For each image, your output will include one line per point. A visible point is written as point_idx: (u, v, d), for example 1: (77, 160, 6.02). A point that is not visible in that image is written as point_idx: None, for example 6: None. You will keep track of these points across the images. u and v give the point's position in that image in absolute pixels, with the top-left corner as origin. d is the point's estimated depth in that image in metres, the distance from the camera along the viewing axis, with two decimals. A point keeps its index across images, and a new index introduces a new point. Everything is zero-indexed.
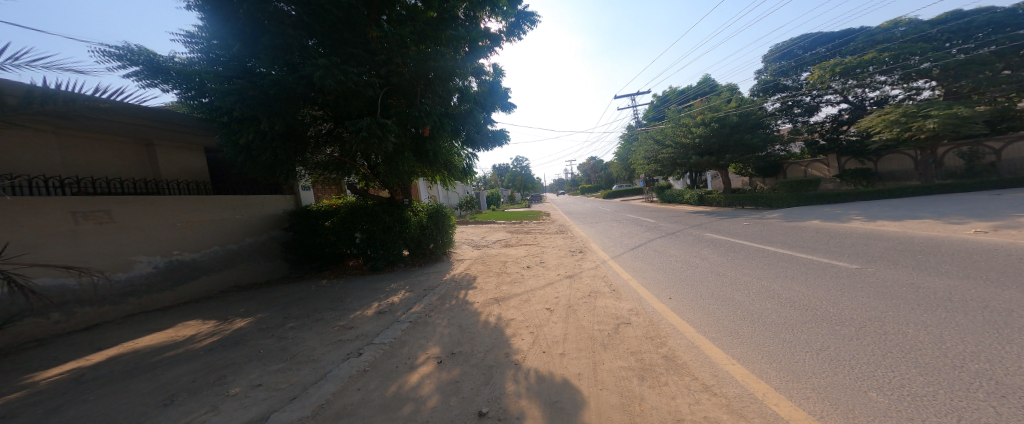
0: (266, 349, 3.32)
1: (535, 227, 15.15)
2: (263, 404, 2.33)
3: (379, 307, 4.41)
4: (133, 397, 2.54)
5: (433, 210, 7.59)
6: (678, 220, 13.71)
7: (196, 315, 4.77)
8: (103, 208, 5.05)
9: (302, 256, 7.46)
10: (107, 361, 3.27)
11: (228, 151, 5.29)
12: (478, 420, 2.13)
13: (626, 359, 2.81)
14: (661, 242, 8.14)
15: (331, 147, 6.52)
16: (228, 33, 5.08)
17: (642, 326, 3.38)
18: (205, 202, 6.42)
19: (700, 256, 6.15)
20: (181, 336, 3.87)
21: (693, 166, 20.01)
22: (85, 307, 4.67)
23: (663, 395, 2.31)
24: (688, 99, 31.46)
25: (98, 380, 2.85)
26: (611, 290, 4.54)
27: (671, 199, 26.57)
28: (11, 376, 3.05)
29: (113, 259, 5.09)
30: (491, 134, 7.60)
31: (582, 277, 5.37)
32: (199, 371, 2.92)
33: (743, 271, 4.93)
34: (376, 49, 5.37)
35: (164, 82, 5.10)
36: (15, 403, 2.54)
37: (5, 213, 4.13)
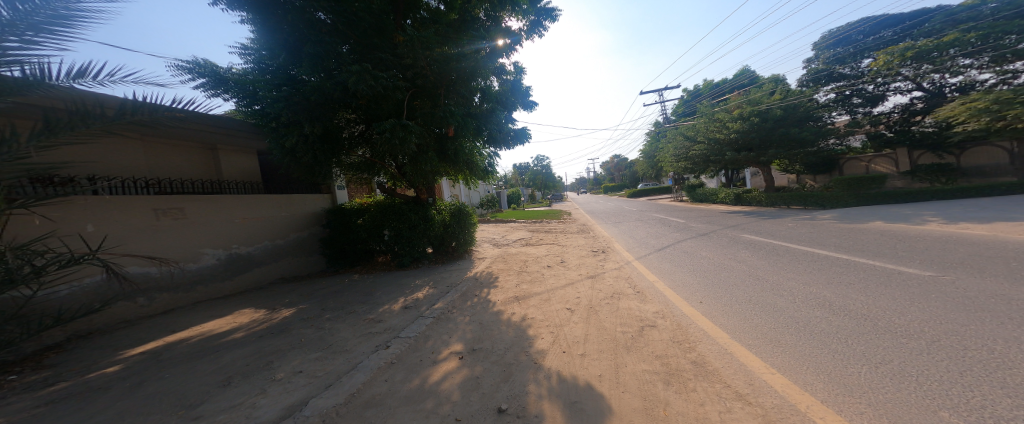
0: (306, 337, 3.61)
1: (557, 227, 14.96)
2: (302, 390, 2.55)
3: (405, 303, 4.62)
4: (198, 376, 2.89)
5: (456, 209, 7.81)
6: (712, 221, 12.86)
7: (248, 304, 5.32)
8: (177, 206, 5.80)
9: (338, 253, 8.00)
10: (178, 343, 3.74)
11: (276, 154, 5.88)
12: (499, 416, 2.19)
13: (651, 362, 2.69)
14: (690, 243, 7.67)
15: (363, 150, 6.95)
16: (275, 45, 5.69)
17: (669, 329, 3.20)
18: (258, 202, 7.14)
19: (736, 259, 5.73)
20: (237, 323, 4.33)
21: (729, 163, 19.44)
22: (163, 295, 5.39)
23: (688, 402, 2.19)
24: (726, 93, 29.68)
25: (170, 360, 3.27)
26: (635, 292, 4.36)
27: (701, 197, 25.40)
28: (107, 352, 3.60)
29: (185, 252, 5.82)
30: (513, 132, 7.70)
31: (603, 277, 5.23)
32: (251, 356, 3.25)
33: (787, 276, 4.50)
34: (403, 53, 5.71)
35: (225, 91, 5.81)
36: (109, 376, 3.00)
37: (104, 211, 4.87)
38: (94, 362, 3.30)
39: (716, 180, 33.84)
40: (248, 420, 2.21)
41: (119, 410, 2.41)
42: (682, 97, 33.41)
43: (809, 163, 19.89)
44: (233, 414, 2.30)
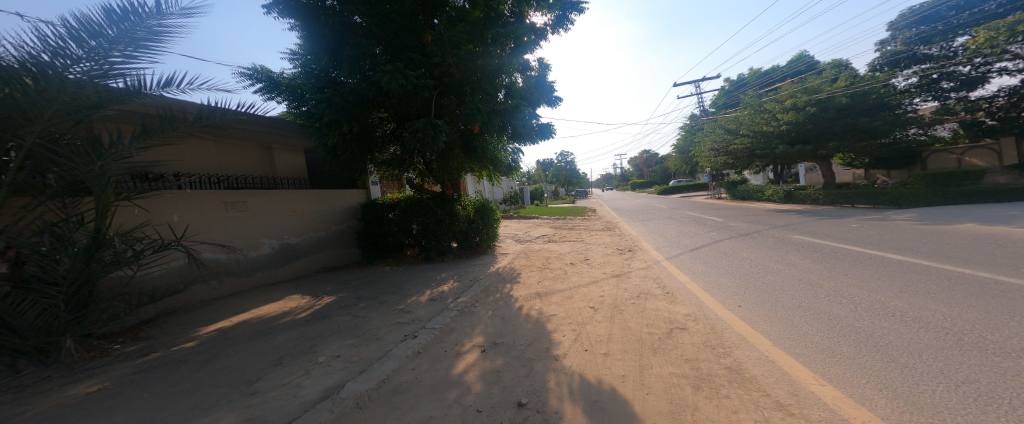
0: (343, 324, 3.91)
1: (581, 224, 14.66)
2: (339, 373, 2.78)
3: (431, 295, 4.82)
4: (255, 355, 3.26)
5: (480, 204, 8.02)
6: (756, 220, 11.82)
7: (297, 290, 5.90)
8: (241, 200, 6.47)
9: (370, 246, 8.55)
10: (239, 324, 4.25)
11: (319, 151, 6.50)
12: (518, 410, 2.25)
13: (679, 365, 2.53)
14: (728, 243, 7.08)
15: (394, 147, 7.37)
16: (319, 49, 6.25)
17: (701, 332, 2.91)
18: (305, 196, 7.82)
19: (782, 261, 5.21)
20: (286, 308, 4.81)
21: (779, 157, 17.75)
22: (230, 278, 6.13)
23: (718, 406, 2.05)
24: (776, 82, 27.18)
25: (233, 339, 3.71)
26: (664, 292, 4.07)
27: (742, 196, 23.52)
28: (186, 328, 4.20)
29: (247, 241, 6.53)
30: (537, 127, 7.79)
31: (630, 277, 5.01)
32: (298, 339, 3.59)
33: (845, 283, 3.97)
34: (432, 52, 6.03)
35: (278, 94, 6.56)
36: (189, 350, 3.50)
37: (186, 203, 5.56)
38: (176, 338, 3.85)
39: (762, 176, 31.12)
40: (294, 399, 2.47)
41: (195, 381, 2.83)
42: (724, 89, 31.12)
43: (879, 156, 17.52)
44: (283, 392, 2.58)
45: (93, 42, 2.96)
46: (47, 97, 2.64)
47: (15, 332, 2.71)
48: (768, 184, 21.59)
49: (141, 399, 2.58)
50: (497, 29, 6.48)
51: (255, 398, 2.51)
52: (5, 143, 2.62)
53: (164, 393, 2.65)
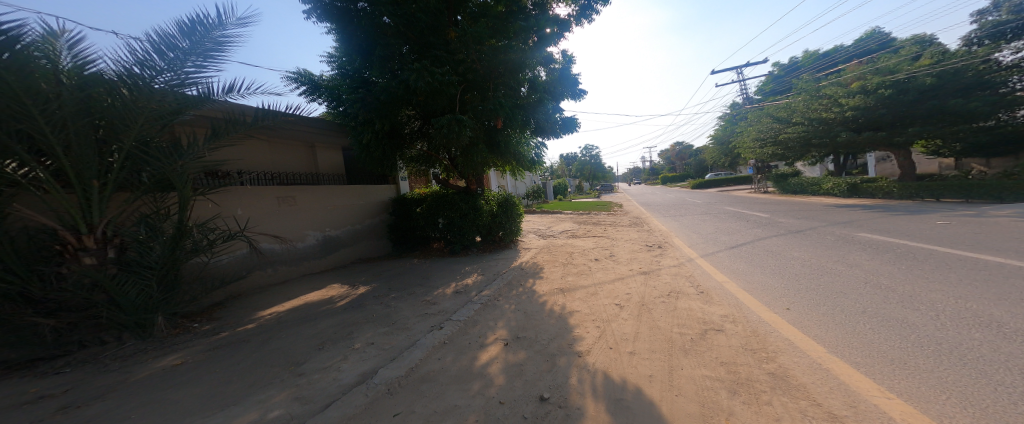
0: (377, 313, 4.16)
1: (607, 219, 14.20)
2: (373, 360, 2.96)
3: (456, 288, 4.95)
4: (302, 338, 3.59)
5: (503, 199, 8.08)
6: (808, 214, 10.62)
7: (338, 279, 6.42)
8: (289, 195, 6.97)
9: (400, 238, 9.04)
10: (290, 309, 4.71)
11: (355, 149, 6.89)
12: (540, 404, 2.24)
13: (713, 368, 2.32)
14: (776, 241, 6.40)
15: (421, 143, 7.64)
16: (354, 51, 6.52)
17: (740, 334, 2.63)
18: (343, 192, 8.23)
19: (842, 262, 4.59)
20: (328, 296, 5.24)
21: (842, 145, 16.35)
22: (281, 266, 6.70)
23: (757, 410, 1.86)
24: (839, 64, 24.12)
25: (284, 323, 4.12)
26: (697, 291, 3.75)
27: (790, 191, 21.48)
28: (248, 311, 4.75)
29: (295, 233, 7.04)
30: (561, 121, 7.83)
31: (659, 274, 4.72)
32: (338, 325, 3.89)
33: (921, 287, 3.41)
34: (455, 49, 6.07)
35: (319, 96, 7.00)
36: (249, 330, 3.96)
37: (242, 197, 6.08)
38: (240, 319, 4.38)
39: (820, 168, 28.01)
40: (334, 382, 2.69)
41: (254, 360, 3.19)
42: (774, 73, 28.22)
43: (975, 145, 14.95)
44: (324, 374, 2.82)
45: (171, 54, 3.37)
46: (137, 106, 3.15)
47: (118, 306, 3.26)
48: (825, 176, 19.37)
49: (213, 373, 2.98)
50: (520, 22, 6.42)
51: (302, 379, 2.77)
52: (111, 146, 3.23)
53: (231, 369, 3.03)
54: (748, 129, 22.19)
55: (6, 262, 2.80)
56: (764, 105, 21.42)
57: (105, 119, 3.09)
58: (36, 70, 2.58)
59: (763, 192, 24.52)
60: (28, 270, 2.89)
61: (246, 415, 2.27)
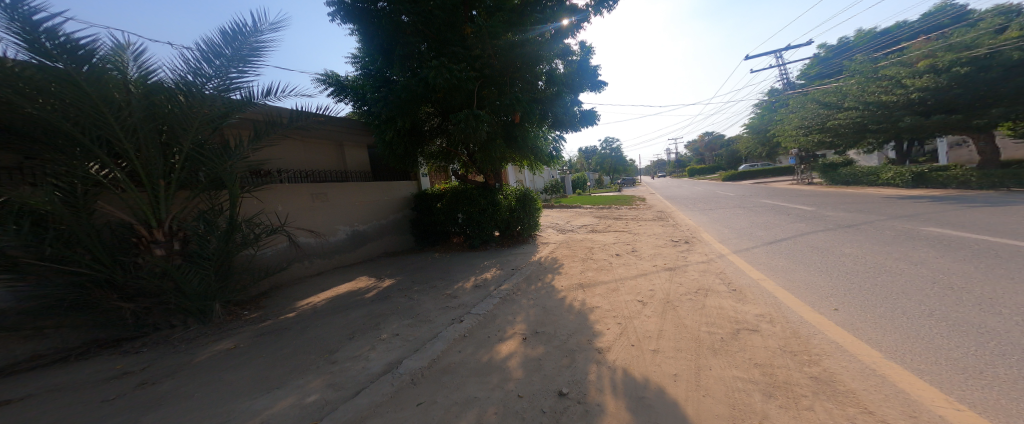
0: (401, 305, 4.32)
1: (629, 213, 13.67)
2: (398, 351, 3.08)
3: (476, 281, 5.02)
4: (335, 328, 3.82)
5: (521, 194, 7.89)
6: (861, 207, 9.53)
7: (366, 269, 6.77)
8: (320, 191, 6.88)
9: (422, 233, 8.82)
10: (324, 298, 5.03)
11: (379, 147, 7.07)
12: (559, 399, 2.20)
13: (745, 368, 2.11)
14: (821, 236, 5.79)
15: (440, 139, 7.63)
16: (375, 50, 6.55)
17: (777, 334, 2.38)
18: (370, 187, 8.01)
19: (903, 259, 4.04)
20: (357, 286, 5.52)
21: (906, 130, 14.72)
22: (316, 260, 6.69)
23: (792, 407, 1.68)
24: (902, 40, 21.38)
25: (319, 313, 4.40)
26: (730, 289, 3.48)
27: (841, 181, 19.45)
28: (290, 299, 5.15)
29: (326, 228, 6.97)
30: (579, 114, 7.80)
31: (685, 271, 4.44)
32: (367, 315, 4.10)
33: (1003, 287, 2.93)
34: (471, 45, 5.99)
35: (345, 96, 7.32)
36: (290, 318, 4.29)
37: (276, 193, 6.03)
38: (284, 307, 4.76)
39: (878, 155, 25.04)
40: (364, 370, 2.83)
41: (295, 347, 3.45)
42: (821, 54, 25.56)
43: None
44: (355, 363, 2.98)
45: (217, 61, 3.67)
46: (192, 112, 3.48)
47: (183, 293, 3.71)
48: (884, 164, 17.36)
49: (261, 357, 3.26)
50: (536, 13, 6.34)
51: (335, 367, 2.94)
52: (173, 149, 3.64)
53: (275, 355, 3.29)
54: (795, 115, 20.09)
55: (94, 253, 3.22)
56: (809, 90, 19.48)
57: (167, 125, 3.48)
58: (110, 80, 2.93)
59: (808, 183, 22.40)
60: (112, 260, 3.37)
61: (286, 400, 2.47)
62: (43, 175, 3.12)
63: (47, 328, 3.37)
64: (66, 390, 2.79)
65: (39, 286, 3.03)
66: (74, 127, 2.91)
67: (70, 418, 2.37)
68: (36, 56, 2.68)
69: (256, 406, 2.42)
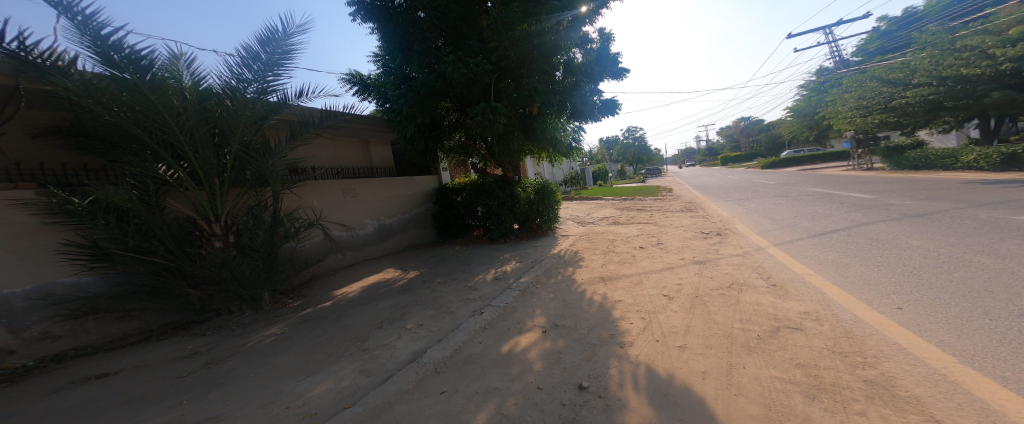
0: (425, 296, 4.46)
1: (653, 204, 12.96)
2: (422, 340, 3.18)
3: (496, 274, 5.05)
4: (365, 317, 4.03)
5: (540, 186, 7.83)
6: (933, 194, 8.32)
7: (393, 259, 7.04)
8: (350, 186, 6.79)
9: (444, 226, 8.76)
10: (356, 288, 5.33)
11: (401, 143, 7.13)
12: (579, 392, 2.13)
13: (782, 367, 1.89)
14: (881, 227, 5.11)
15: (459, 134, 7.50)
16: (394, 47, 6.45)
17: (824, 334, 2.12)
18: (397, 181, 7.85)
19: (987, 253, 3.45)
20: (385, 277, 5.78)
21: (995, 105, 12.83)
22: (348, 252, 6.71)
23: (840, 410, 1.47)
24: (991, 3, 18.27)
25: (352, 302, 4.66)
26: (769, 284, 3.18)
27: (908, 166, 16.90)
28: (326, 287, 5.51)
29: (356, 221, 6.89)
30: (600, 104, 7.61)
31: (716, 264, 4.12)
32: (393, 306, 4.28)
33: None
34: (487, 37, 5.84)
35: (368, 94, 7.49)
36: (327, 307, 4.58)
37: (308, 186, 5.97)
38: (322, 295, 5.10)
39: (957, 136, 21.64)
40: (391, 358, 2.96)
41: (330, 334, 3.68)
42: (885, 25, 22.53)
43: None
44: (383, 351, 3.12)
45: (256, 67, 4.04)
46: (237, 114, 3.87)
47: (237, 281, 4.10)
48: (964, 145, 14.96)
49: (302, 343, 3.53)
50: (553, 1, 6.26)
51: (366, 354, 3.10)
52: (224, 150, 4.02)
53: (314, 341, 3.55)
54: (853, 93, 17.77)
55: (162, 245, 3.63)
56: (869, 67, 17.27)
57: (218, 128, 3.86)
58: (168, 87, 3.33)
59: (866, 169, 19.87)
60: (180, 251, 3.78)
61: (323, 384, 2.65)
62: (124, 176, 3.61)
63: (133, 311, 3.90)
64: (148, 366, 3.25)
65: (123, 273, 3.52)
66: (143, 132, 3.32)
67: (152, 392, 2.75)
68: (109, 68, 3.13)
69: (299, 389, 2.63)
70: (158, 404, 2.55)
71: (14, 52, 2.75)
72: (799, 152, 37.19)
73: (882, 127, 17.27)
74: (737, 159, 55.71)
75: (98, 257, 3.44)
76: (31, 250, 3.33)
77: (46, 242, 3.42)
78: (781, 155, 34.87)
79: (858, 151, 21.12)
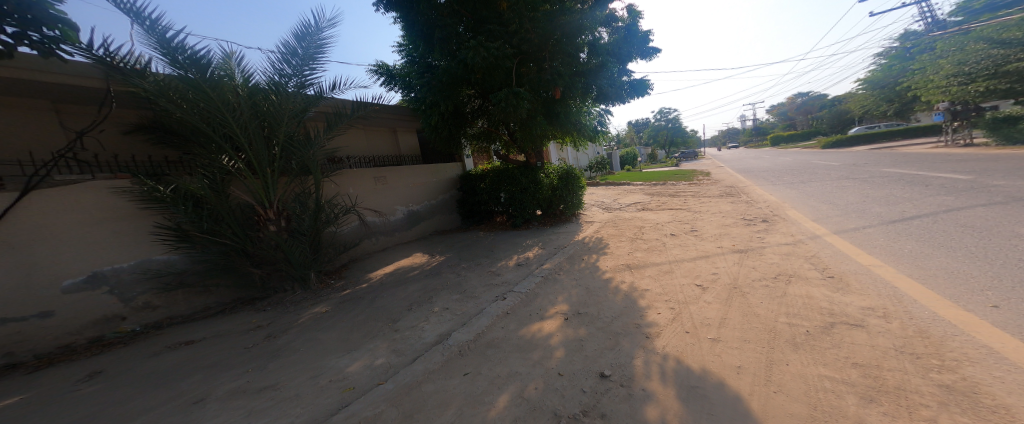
0: (451, 280, 4.60)
1: (689, 189, 12.03)
2: (448, 323, 3.28)
3: (519, 260, 5.04)
4: (395, 299, 4.25)
5: (564, 172, 7.70)
6: None
7: (423, 244, 7.34)
8: (381, 174, 7.07)
9: (468, 212, 8.87)
10: (389, 271, 5.65)
11: (425, 131, 7.14)
12: (600, 381, 2.02)
13: (837, 365, 1.64)
14: (980, 213, 4.24)
15: (482, 120, 7.53)
16: (415, 36, 6.41)
17: (890, 332, 1.82)
18: (424, 169, 8.07)
19: None
20: (416, 261, 6.05)
21: None
22: (380, 237, 7.05)
23: (904, 415, 1.25)
24: None
25: (386, 284, 4.96)
26: (824, 276, 2.80)
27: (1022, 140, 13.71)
28: (364, 269, 5.90)
29: (387, 207, 7.19)
30: (628, 85, 7.26)
31: (760, 253, 3.72)
32: (422, 289, 4.46)
33: None
34: (508, 20, 5.81)
35: (392, 84, 7.63)
36: (365, 288, 4.92)
37: (342, 174, 6.30)
38: (360, 277, 5.49)
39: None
40: (420, 339, 3.09)
41: (366, 314, 3.94)
42: None
43: None
44: (411, 332, 3.26)
45: (295, 62, 4.41)
46: (282, 108, 4.26)
47: (289, 260, 4.57)
48: None
49: (343, 322, 3.82)
50: None
51: (397, 334, 3.27)
52: (273, 142, 4.44)
53: (352, 320, 3.83)
54: (951, 58, 14.86)
55: (227, 228, 4.13)
56: (974, 27, 14.32)
57: (267, 121, 4.28)
58: (222, 84, 3.76)
59: (963, 145, 16.56)
60: (242, 234, 4.28)
61: (360, 361, 2.84)
62: (196, 168, 4.15)
63: (211, 286, 4.52)
64: (221, 336, 3.73)
65: (198, 251, 4.09)
66: (208, 127, 3.79)
67: (224, 359, 3.17)
68: (175, 69, 3.59)
69: (339, 363, 2.86)
70: (229, 371, 2.92)
71: (102, 59, 3.25)
72: (871, 128, 32.16)
73: (988, 96, 14.30)
74: (794, 140, 49.51)
75: (180, 238, 4.03)
76: (130, 232, 3.95)
77: (139, 226, 4.02)
78: (851, 136, 30.48)
79: (954, 125, 17.62)
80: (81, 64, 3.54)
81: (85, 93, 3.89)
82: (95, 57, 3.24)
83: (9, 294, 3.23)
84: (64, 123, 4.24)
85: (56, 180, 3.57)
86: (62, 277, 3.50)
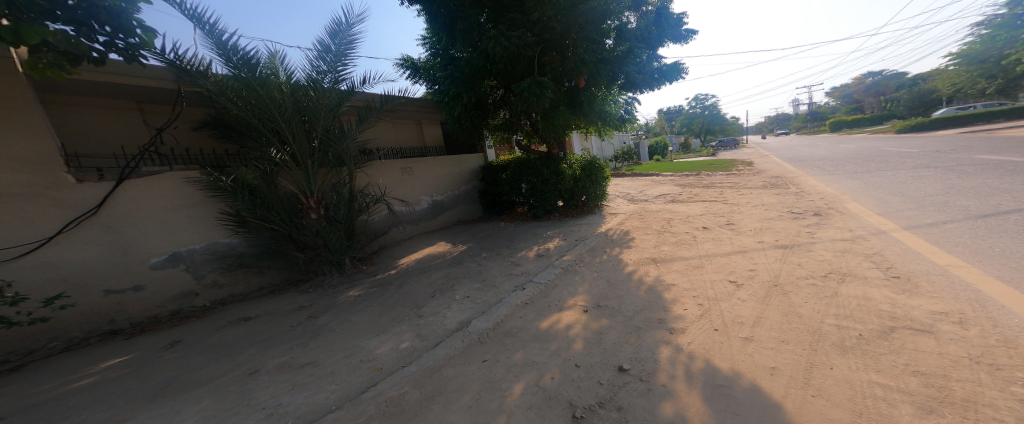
0: (472, 270, 4.68)
1: (728, 180, 11.09)
2: (469, 311, 3.33)
3: (539, 251, 4.98)
4: (420, 286, 4.41)
5: (587, 162, 7.46)
6: None
7: (449, 233, 7.54)
8: (407, 165, 7.36)
9: (490, 203, 8.93)
10: (417, 258, 5.88)
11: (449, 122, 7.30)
12: (618, 374, 1.93)
13: (897, 372, 1.41)
14: None
15: (504, 111, 7.56)
16: (438, 28, 6.54)
17: (969, 341, 1.52)
18: (447, 160, 8.27)
19: None
20: (441, 249, 6.24)
21: None
22: (407, 226, 7.35)
23: None
24: None
25: (413, 271, 5.18)
26: (887, 276, 2.42)
27: None
28: (394, 256, 6.21)
29: (413, 197, 7.48)
30: (659, 72, 6.86)
31: (808, 250, 3.31)
32: (446, 276, 4.60)
33: None
34: (530, 9, 5.73)
35: (418, 77, 7.87)
36: (394, 274, 5.18)
37: (372, 164, 6.65)
38: (390, 263, 5.78)
39: None
40: (442, 325, 3.17)
41: (394, 299, 4.14)
42: None
43: None
44: (434, 319, 3.36)
45: (329, 59, 4.78)
46: (320, 103, 4.60)
47: (328, 245, 4.96)
48: None
49: (374, 305, 4.04)
50: None
51: (421, 320, 3.39)
52: (313, 136, 4.82)
53: (383, 304, 4.04)
54: None
55: (276, 215, 4.58)
56: None
57: (307, 116, 4.64)
58: (269, 82, 4.16)
59: None
60: (289, 220, 4.72)
61: (387, 343, 2.98)
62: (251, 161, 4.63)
63: (265, 267, 5.04)
64: (272, 314, 4.13)
65: (252, 234, 4.59)
66: (259, 123, 4.22)
67: (274, 336, 3.50)
68: (230, 69, 4.04)
69: (369, 344, 3.03)
70: (276, 347, 3.22)
71: (173, 62, 3.77)
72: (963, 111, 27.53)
73: None
74: (861, 126, 43.63)
75: (239, 223, 4.55)
76: (199, 218, 4.49)
77: (207, 213, 4.55)
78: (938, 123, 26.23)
79: None
80: (158, 68, 4.10)
81: (162, 94, 4.51)
82: (168, 61, 3.75)
83: (113, 269, 3.86)
84: (147, 121, 4.95)
85: (143, 171, 4.17)
86: (150, 255, 4.10)
